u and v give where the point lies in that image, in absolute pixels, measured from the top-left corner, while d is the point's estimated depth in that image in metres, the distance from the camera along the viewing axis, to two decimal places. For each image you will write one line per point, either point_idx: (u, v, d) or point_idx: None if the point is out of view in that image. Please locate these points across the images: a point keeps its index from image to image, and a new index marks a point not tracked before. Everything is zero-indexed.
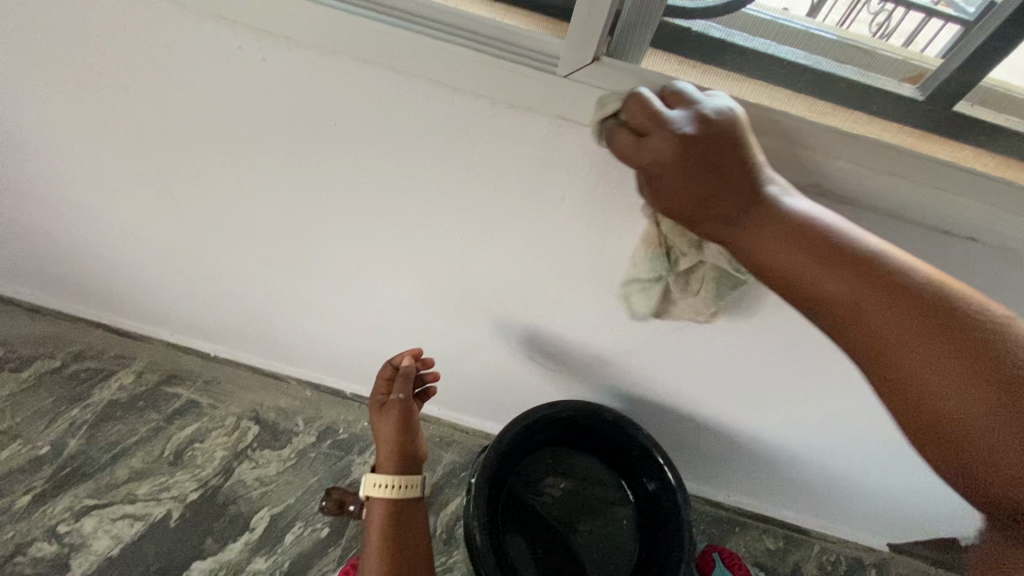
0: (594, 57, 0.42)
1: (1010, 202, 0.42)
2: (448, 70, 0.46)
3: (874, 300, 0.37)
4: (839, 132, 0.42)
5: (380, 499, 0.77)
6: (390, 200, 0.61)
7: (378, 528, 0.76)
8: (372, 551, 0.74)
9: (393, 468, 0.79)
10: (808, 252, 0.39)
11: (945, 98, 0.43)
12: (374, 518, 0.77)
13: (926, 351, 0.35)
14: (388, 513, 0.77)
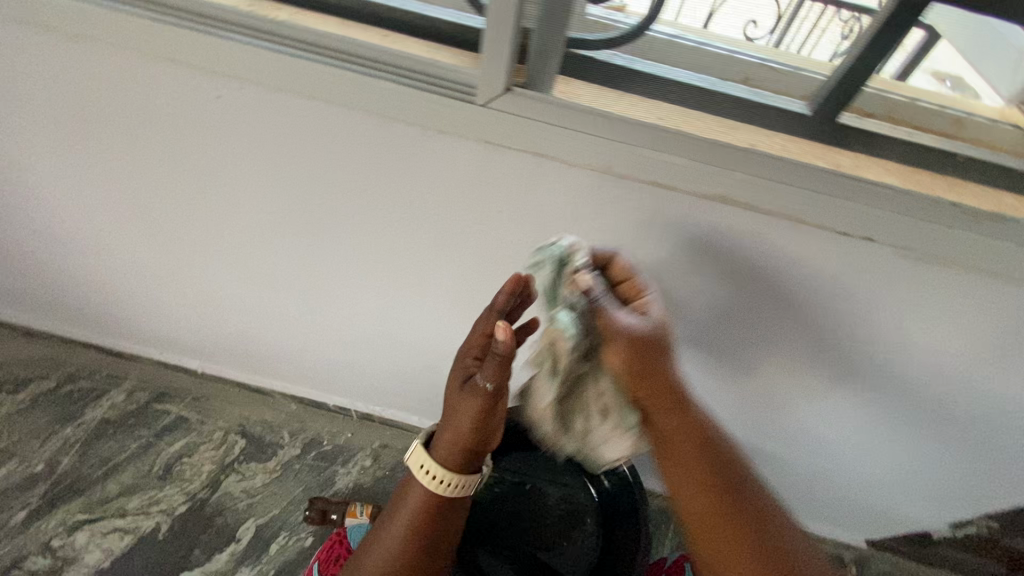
0: (506, 88, 0.46)
1: (889, 203, 0.47)
2: (379, 101, 0.50)
3: (719, 494, 0.48)
4: (731, 146, 0.46)
5: (408, 496, 0.64)
6: (346, 219, 0.65)
7: (393, 529, 0.64)
8: (383, 545, 0.64)
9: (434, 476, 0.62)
10: (679, 433, 0.48)
11: (827, 111, 0.47)
12: (395, 510, 0.65)
13: (734, 516, 0.48)
14: (413, 518, 0.63)
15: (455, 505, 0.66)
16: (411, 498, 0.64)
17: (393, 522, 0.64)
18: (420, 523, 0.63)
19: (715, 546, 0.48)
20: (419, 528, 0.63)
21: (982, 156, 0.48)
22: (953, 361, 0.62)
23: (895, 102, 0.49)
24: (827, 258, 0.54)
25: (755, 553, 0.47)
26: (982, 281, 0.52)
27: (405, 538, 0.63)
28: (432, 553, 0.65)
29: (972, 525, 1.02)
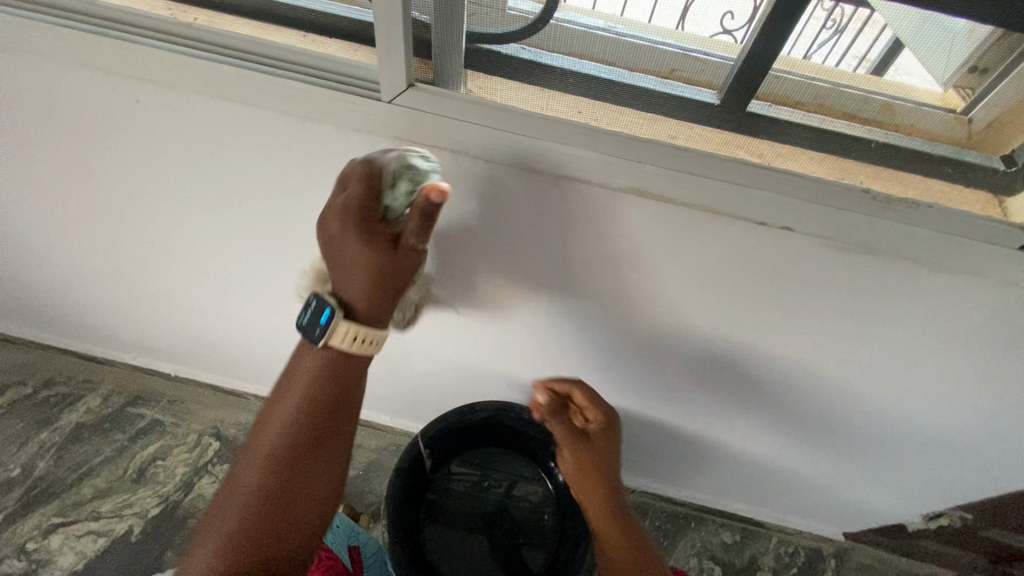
0: (409, 83, 0.46)
1: (789, 188, 0.48)
2: (289, 101, 0.50)
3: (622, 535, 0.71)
4: (631, 137, 0.48)
5: (296, 379, 0.57)
6: (282, 220, 0.65)
7: (278, 412, 0.58)
8: (272, 433, 0.58)
9: (323, 358, 0.56)
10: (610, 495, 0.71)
11: (735, 99, 0.47)
12: (284, 394, 0.58)
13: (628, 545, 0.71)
14: (303, 403, 0.57)
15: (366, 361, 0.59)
16: (299, 377, 0.57)
17: (282, 406, 0.58)
18: (310, 411, 0.57)
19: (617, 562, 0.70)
20: (309, 417, 0.57)
21: (895, 143, 0.47)
22: (893, 348, 0.62)
23: (819, 90, 0.45)
24: (749, 249, 0.54)
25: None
26: (907, 267, 0.52)
27: (293, 424, 0.57)
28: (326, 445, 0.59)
29: (946, 517, 0.98)
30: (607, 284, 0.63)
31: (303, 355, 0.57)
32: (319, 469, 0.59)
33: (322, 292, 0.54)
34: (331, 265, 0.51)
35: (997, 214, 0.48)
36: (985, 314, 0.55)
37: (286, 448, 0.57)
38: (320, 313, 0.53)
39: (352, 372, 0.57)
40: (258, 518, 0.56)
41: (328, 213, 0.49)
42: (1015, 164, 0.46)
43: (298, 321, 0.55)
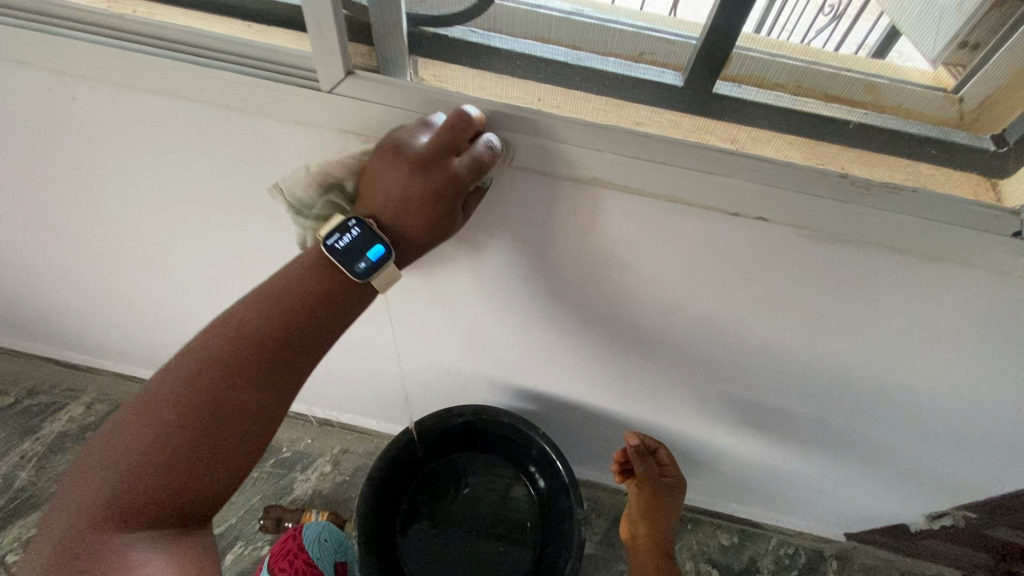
0: (348, 71, 0.43)
1: (764, 177, 0.44)
2: (226, 94, 0.47)
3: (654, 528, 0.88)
4: (590, 125, 0.44)
5: (256, 309, 0.48)
6: (240, 219, 0.62)
7: (219, 343, 0.48)
8: (209, 364, 0.48)
9: (300, 294, 0.48)
10: (658, 504, 0.87)
11: (699, 80, 0.44)
12: (234, 323, 0.48)
13: (656, 536, 0.88)
14: (258, 343, 0.48)
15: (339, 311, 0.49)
16: (259, 309, 0.48)
17: (231, 334, 0.48)
18: (262, 356, 0.48)
19: (645, 542, 0.88)
20: (259, 362, 0.48)
21: (880, 123, 0.44)
22: (885, 343, 0.59)
23: (795, 70, 0.43)
24: (725, 241, 0.51)
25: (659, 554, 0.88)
26: (894, 259, 0.49)
27: (237, 361, 0.48)
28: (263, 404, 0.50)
29: (950, 517, 0.95)
30: (580, 281, 0.60)
31: (271, 285, 0.49)
32: (241, 433, 0.50)
33: (368, 221, 0.47)
34: (390, 207, 0.46)
35: (992, 198, 0.44)
36: (982, 306, 0.51)
37: (223, 390, 0.48)
38: (367, 247, 0.46)
39: (315, 322, 0.49)
40: (152, 461, 0.47)
41: (424, 167, 0.43)
42: (1006, 143, 0.43)
43: (330, 245, 0.46)
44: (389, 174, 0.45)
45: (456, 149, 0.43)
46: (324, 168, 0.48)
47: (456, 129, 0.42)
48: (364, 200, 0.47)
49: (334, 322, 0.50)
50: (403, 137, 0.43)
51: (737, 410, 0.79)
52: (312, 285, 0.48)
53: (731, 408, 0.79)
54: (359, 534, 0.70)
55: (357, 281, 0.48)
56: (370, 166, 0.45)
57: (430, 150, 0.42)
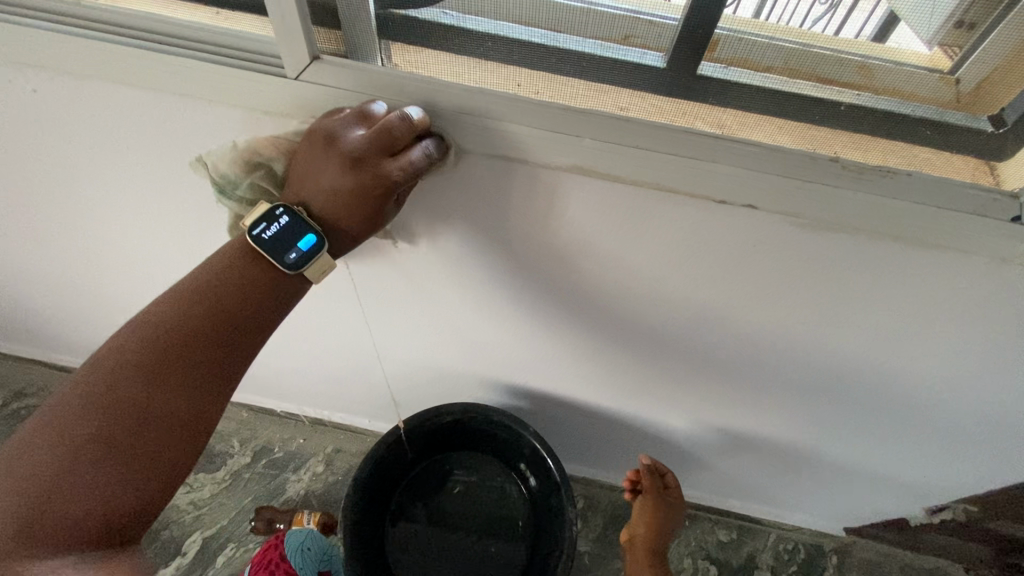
0: (313, 57, 0.42)
1: (750, 163, 0.43)
2: (188, 82, 0.45)
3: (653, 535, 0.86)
4: (567, 109, 0.43)
5: (179, 309, 0.46)
6: (216, 214, 0.60)
7: (139, 346, 0.46)
8: (129, 369, 0.45)
9: (230, 284, 0.46)
10: (661, 517, 0.85)
11: (683, 62, 0.42)
12: (155, 325, 0.46)
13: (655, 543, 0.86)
14: (185, 345, 0.46)
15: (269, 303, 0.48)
16: (182, 305, 0.46)
17: (155, 331, 0.46)
18: (189, 358, 0.46)
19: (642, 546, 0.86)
20: (186, 364, 0.46)
21: (873, 105, 0.42)
22: (882, 334, 0.57)
23: (785, 50, 0.41)
24: (713, 230, 0.49)
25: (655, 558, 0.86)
26: (891, 248, 0.46)
27: (162, 365, 0.46)
28: (193, 409, 0.47)
29: (950, 510, 0.93)
30: (566, 273, 0.58)
31: (193, 283, 0.47)
32: (171, 440, 0.47)
33: (297, 208, 0.46)
34: (317, 197, 0.45)
35: (989, 181, 0.43)
36: (982, 295, 0.49)
37: (148, 394, 0.45)
38: (297, 238, 0.46)
39: (244, 320, 0.47)
40: (69, 477, 0.43)
41: (354, 163, 0.43)
42: (1005, 123, 0.41)
43: (257, 234, 0.45)
44: (321, 165, 0.44)
45: (391, 151, 0.42)
46: (255, 148, 0.47)
47: (394, 131, 0.41)
48: (292, 187, 0.46)
49: (266, 319, 0.48)
50: (337, 128, 0.43)
51: (732, 405, 0.77)
52: (240, 280, 0.46)
53: (726, 402, 0.77)
54: (345, 536, 0.68)
55: (285, 272, 0.47)
56: (303, 154, 0.44)
57: (363, 147, 0.42)
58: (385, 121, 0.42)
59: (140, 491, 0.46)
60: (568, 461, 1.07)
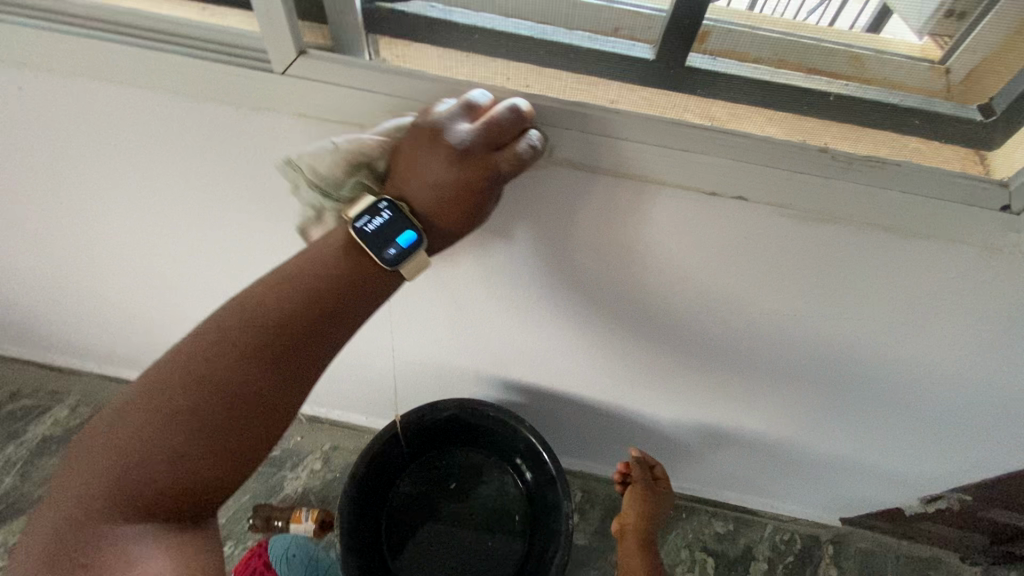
0: (300, 51, 0.41)
1: (743, 155, 0.42)
2: (175, 79, 0.44)
3: (641, 523, 0.86)
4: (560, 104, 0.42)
5: (277, 293, 0.45)
6: (205, 214, 0.60)
7: (238, 326, 0.45)
8: (223, 350, 0.44)
9: (331, 269, 0.45)
10: (649, 505, 0.87)
11: (672, 54, 0.43)
12: (252, 305, 0.45)
13: (642, 530, 0.87)
14: (280, 330, 0.45)
15: (364, 291, 0.46)
16: (284, 290, 0.45)
17: (255, 315, 0.45)
18: (282, 345, 0.45)
19: (629, 532, 0.87)
20: (280, 352, 0.45)
21: (867, 96, 0.43)
22: (876, 325, 0.57)
23: (775, 43, 0.42)
24: (705, 224, 0.48)
25: (641, 544, 0.86)
26: (885, 240, 0.46)
27: (258, 348, 0.45)
28: (279, 397, 0.46)
29: (944, 499, 0.94)
30: (559, 270, 0.58)
31: (293, 266, 0.46)
32: (256, 427, 0.45)
33: (399, 203, 0.44)
34: (424, 193, 0.44)
35: (980, 170, 0.43)
36: (973, 285, 0.49)
37: (242, 378, 0.44)
38: (398, 233, 0.44)
39: (333, 311, 0.46)
40: (159, 449, 0.43)
41: (463, 156, 0.41)
42: (993, 113, 0.42)
43: (359, 228, 0.44)
44: (424, 159, 0.42)
45: (498, 144, 0.41)
46: (359, 146, 0.43)
47: (503, 122, 0.40)
48: (397, 183, 0.44)
49: (358, 312, 0.47)
50: (443, 120, 0.41)
51: (727, 398, 0.78)
52: (335, 266, 0.45)
53: (721, 395, 0.77)
54: (342, 532, 0.68)
55: (381, 266, 0.45)
56: (404, 148, 0.42)
57: (473, 139, 0.40)
58: (495, 112, 0.40)
59: (221, 475, 0.45)
60: (565, 455, 1.07)
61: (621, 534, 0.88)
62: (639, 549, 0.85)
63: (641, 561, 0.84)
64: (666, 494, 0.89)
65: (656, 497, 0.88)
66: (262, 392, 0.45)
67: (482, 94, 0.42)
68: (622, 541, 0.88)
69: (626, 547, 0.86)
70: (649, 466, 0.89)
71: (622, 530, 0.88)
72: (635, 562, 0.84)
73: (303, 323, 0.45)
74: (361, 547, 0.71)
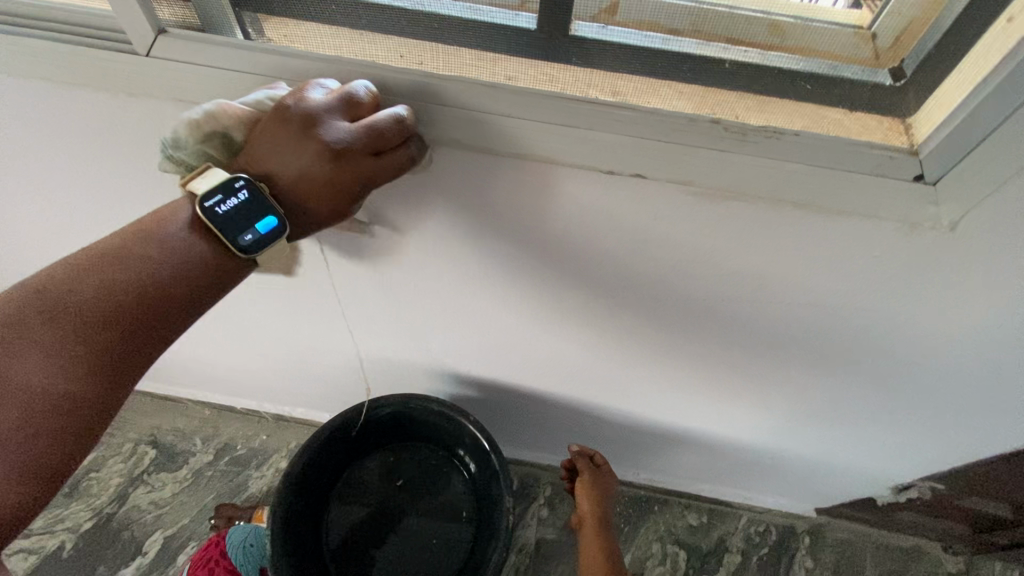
0: (159, 30, 0.39)
1: (637, 130, 0.40)
2: (31, 63, 0.41)
3: (596, 513, 0.85)
4: (435, 78, 0.40)
5: (78, 276, 0.39)
6: (110, 208, 0.56)
7: (40, 314, 0.38)
8: (16, 349, 0.37)
9: (160, 251, 0.40)
10: (600, 492, 0.86)
11: (555, 22, 0.41)
12: (60, 295, 0.39)
13: (598, 519, 0.85)
14: (94, 326, 0.39)
15: (197, 273, 0.41)
16: (99, 270, 0.39)
17: (65, 294, 0.39)
18: (100, 340, 0.39)
19: (588, 522, 0.85)
20: (98, 347, 0.39)
21: (772, 64, 0.41)
22: (815, 310, 0.54)
23: (688, 12, 0.39)
24: (614, 206, 0.45)
25: (599, 533, 0.84)
26: (803, 217, 0.43)
27: (67, 336, 0.38)
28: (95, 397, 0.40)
29: (916, 488, 0.91)
30: (477, 257, 0.55)
31: (109, 245, 0.40)
32: (51, 443, 0.38)
33: (259, 183, 0.40)
34: (284, 178, 0.40)
35: (902, 142, 0.40)
36: (902, 265, 0.46)
37: (39, 377, 0.38)
38: (254, 217, 0.40)
39: (156, 302, 0.40)
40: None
41: (337, 155, 0.38)
42: (904, 75, 0.40)
43: (209, 208, 0.39)
44: (288, 146, 0.39)
45: (377, 151, 0.39)
46: (218, 113, 0.39)
47: (383, 129, 0.38)
48: (256, 160, 0.40)
49: (191, 305, 0.42)
50: (315, 109, 0.38)
51: (678, 388, 0.75)
52: (147, 255, 0.40)
53: (671, 386, 0.74)
54: (273, 534, 0.67)
55: (235, 253, 0.41)
56: (265, 126, 0.38)
57: (346, 139, 0.38)
58: (376, 118, 0.38)
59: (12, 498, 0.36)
60: (530, 449, 1.05)
61: (581, 529, 0.86)
62: (598, 539, 0.83)
63: (603, 553, 0.81)
64: (611, 478, 0.89)
65: (603, 480, 0.88)
66: (76, 385, 0.39)
67: (365, 88, 0.39)
68: (581, 534, 0.85)
69: (587, 537, 0.84)
70: (586, 452, 0.90)
71: (580, 522, 0.86)
72: (597, 553, 0.81)
73: (113, 309, 0.39)
74: (293, 542, 0.70)
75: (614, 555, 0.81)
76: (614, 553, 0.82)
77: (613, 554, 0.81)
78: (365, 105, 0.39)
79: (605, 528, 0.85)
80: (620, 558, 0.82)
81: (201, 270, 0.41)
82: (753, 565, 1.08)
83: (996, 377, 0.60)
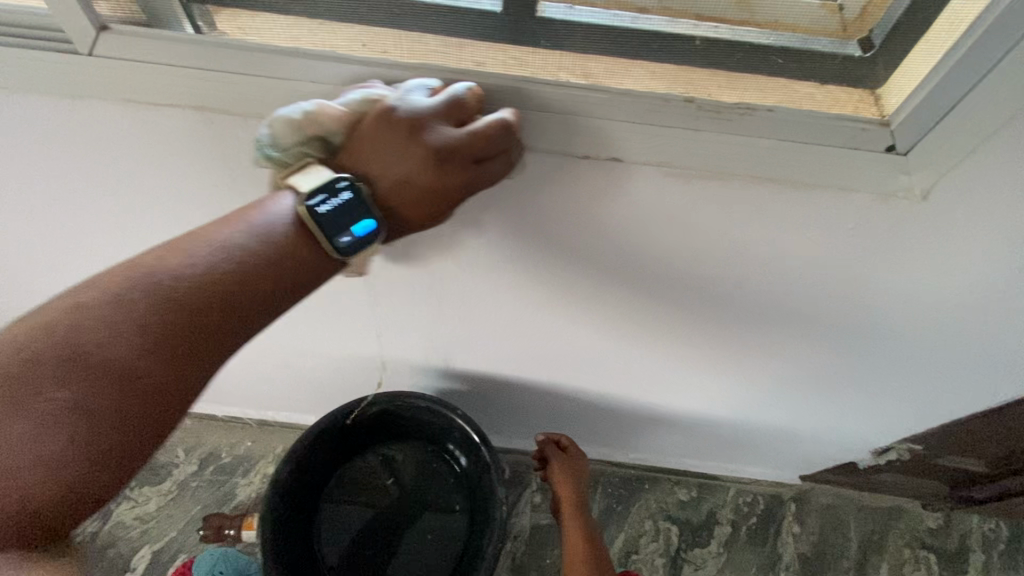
0: (100, 26, 0.37)
1: (612, 111, 0.39)
2: None
3: (572, 495, 0.88)
4: (400, 67, 0.39)
5: (178, 260, 0.39)
6: (66, 220, 0.53)
7: (143, 296, 0.38)
8: (114, 326, 0.37)
9: (270, 239, 0.40)
10: (570, 476, 0.89)
11: (518, 7, 0.40)
12: (160, 276, 0.38)
13: (573, 501, 0.88)
14: (189, 310, 0.38)
15: (299, 265, 0.41)
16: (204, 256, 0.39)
17: (162, 279, 0.38)
18: (191, 327, 0.38)
19: (565, 503, 0.88)
20: (192, 337, 0.38)
21: (740, 39, 0.40)
22: (794, 283, 0.54)
23: None
24: (592, 191, 0.45)
25: (575, 514, 0.87)
26: (780, 193, 0.43)
27: (167, 324, 0.38)
28: (178, 388, 0.39)
29: (895, 450, 0.94)
30: (456, 249, 0.54)
31: (210, 231, 0.40)
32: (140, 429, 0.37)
33: (359, 185, 0.40)
34: (385, 181, 0.40)
35: (873, 113, 0.40)
36: (877, 235, 0.46)
37: (136, 363, 0.37)
38: (354, 221, 0.40)
39: (246, 291, 0.39)
40: None
41: (440, 162, 0.38)
42: (871, 48, 0.40)
43: (311, 207, 0.39)
44: (394, 150, 0.39)
45: (477, 159, 0.38)
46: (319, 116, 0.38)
47: (492, 136, 0.37)
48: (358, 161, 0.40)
49: (251, 320, 0.40)
50: (426, 114, 0.37)
51: (663, 368, 0.75)
52: (245, 244, 0.39)
53: (657, 366, 0.74)
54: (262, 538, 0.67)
55: (331, 254, 0.41)
56: (371, 131, 0.38)
57: (456, 145, 0.37)
58: (486, 124, 0.37)
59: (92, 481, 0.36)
60: (520, 438, 1.05)
61: (559, 509, 0.89)
62: (574, 521, 0.86)
63: (579, 533, 0.84)
64: (580, 460, 0.91)
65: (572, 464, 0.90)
66: (172, 371, 0.38)
67: (466, 87, 0.38)
68: (558, 515, 0.89)
69: (564, 518, 0.87)
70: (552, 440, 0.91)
71: (557, 504, 0.90)
72: (574, 532, 0.84)
73: (210, 298, 0.39)
74: (285, 548, 0.70)
75: (591, 535, 0.85)
76: (589, 532, 0.85)
77: (590, 534, 0.85)
78: (471, 107, 0.38)
79: (582, 508, 0.87)
80: (595, 537, 0.85)
81: (297, 265, 0.41)
82: (742, 535, 1.11)
83: (967, 339, 0.61)
